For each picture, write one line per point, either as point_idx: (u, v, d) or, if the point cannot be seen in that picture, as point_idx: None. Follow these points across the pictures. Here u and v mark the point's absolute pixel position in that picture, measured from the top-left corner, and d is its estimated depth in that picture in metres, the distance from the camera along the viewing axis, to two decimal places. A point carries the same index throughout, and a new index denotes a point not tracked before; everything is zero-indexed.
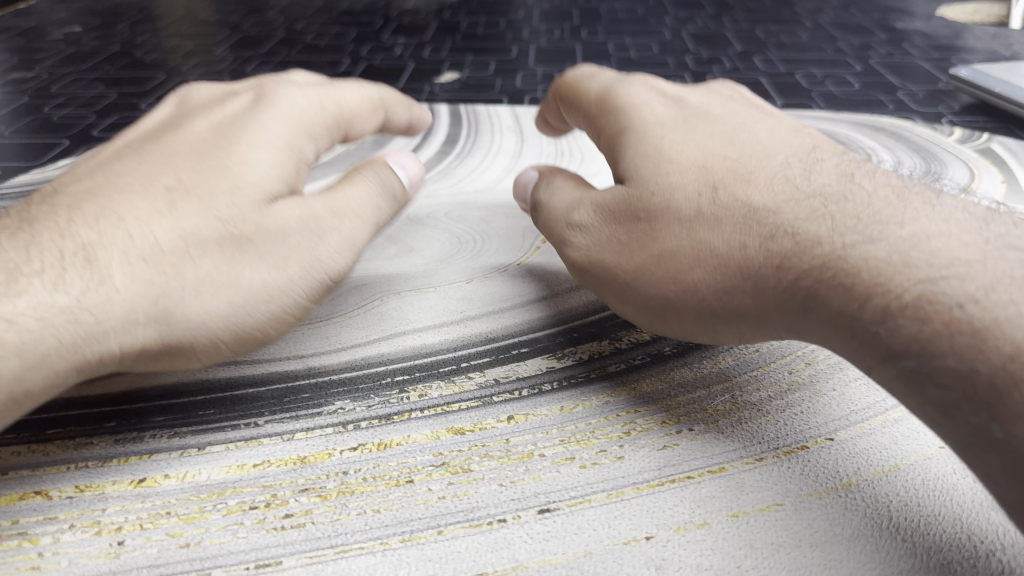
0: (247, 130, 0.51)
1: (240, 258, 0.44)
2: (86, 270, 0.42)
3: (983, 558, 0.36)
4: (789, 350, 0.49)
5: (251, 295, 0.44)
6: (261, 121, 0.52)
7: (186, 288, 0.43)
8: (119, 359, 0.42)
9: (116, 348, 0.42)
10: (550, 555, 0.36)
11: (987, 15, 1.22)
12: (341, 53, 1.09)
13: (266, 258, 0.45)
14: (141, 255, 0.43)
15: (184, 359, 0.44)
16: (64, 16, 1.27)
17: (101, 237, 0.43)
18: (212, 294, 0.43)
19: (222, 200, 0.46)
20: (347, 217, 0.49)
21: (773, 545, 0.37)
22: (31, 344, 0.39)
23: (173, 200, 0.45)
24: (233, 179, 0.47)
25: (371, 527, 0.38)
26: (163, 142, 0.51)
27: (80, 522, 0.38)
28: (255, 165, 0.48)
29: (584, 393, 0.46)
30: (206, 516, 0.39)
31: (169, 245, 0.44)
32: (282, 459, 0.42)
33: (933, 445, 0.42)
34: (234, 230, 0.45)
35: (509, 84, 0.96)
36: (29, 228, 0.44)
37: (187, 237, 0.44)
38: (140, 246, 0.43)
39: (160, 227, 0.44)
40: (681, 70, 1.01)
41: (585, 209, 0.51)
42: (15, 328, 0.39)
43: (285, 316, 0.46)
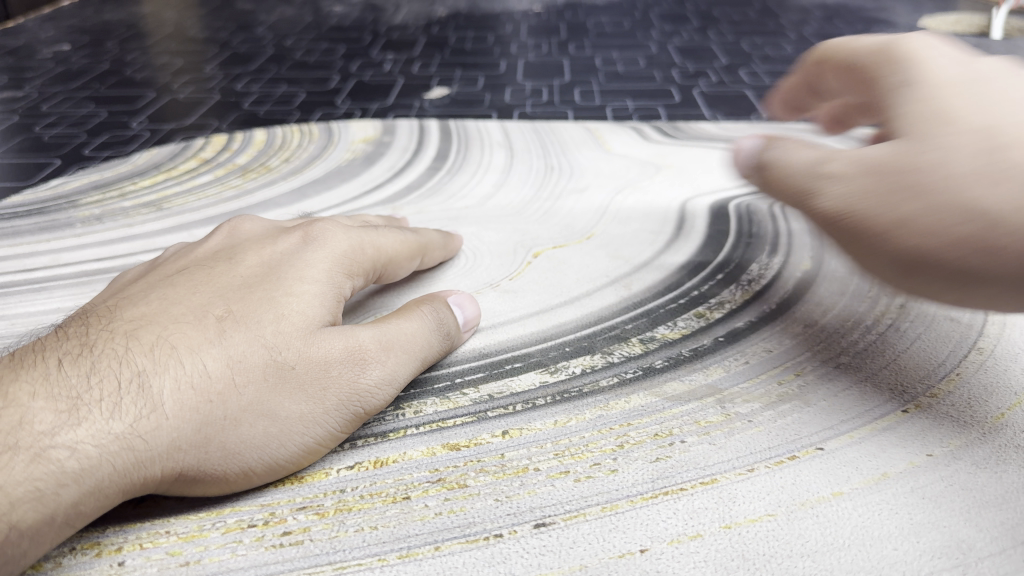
0: (294, 267, 0.47)
1: (283, 390, 0.40)
2: (138, 397, 0.38)
3: (971, 565, 0.37)
4: (779, 361, 0.50)
5: (287, 427, 0.41)
6: (307, 260, 0.48)
7: (228, 417, 0.39)
8: (158, 484, 0.38)
9: (158, 474, 0.37)
10: (546, 569, 0.37)
11: (968, 25, 1.24)
12: (331, 69, 1.09)
13: (307, 390, 0.41)
14: (187, 380, 0.39)
15: (215, 487, 0.40)
16: (52, 35, 1.27)
17: (156, 365, 0.39)
18: (251, 424, 0.39)
19: (270, 328, 0.42)
20: (393, 349, 0.45)
21: (765, 555, 0.37)
22: (89, 471, 0.36)
23: (223, 329, 0.42)
24: (284, 310, 0.43)
25: (369, 544, 0.38)
26: (213, 271, 0.47)
27: (81, 544, 0.38)
28: (306, 297, 0.45)
29: (577, 407, 0.47)
30: (205, 535, 0.39)
31: (216, 375, 0.40)
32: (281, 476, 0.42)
33: (920, 453, 0.43)
34: (279, 358, 0.41)
35: (498, 99, 0.97)
36: (89, 353, 0.40)
37: (234, 365, 0.40)
38: (188, 373, 0.39)
39: (209, 355, 0.40)
40: (668, 84, 1.02)
41: (755, 172, 0.52)
42: (77, 454, 0.35)
43: (319, 447, 0.42)
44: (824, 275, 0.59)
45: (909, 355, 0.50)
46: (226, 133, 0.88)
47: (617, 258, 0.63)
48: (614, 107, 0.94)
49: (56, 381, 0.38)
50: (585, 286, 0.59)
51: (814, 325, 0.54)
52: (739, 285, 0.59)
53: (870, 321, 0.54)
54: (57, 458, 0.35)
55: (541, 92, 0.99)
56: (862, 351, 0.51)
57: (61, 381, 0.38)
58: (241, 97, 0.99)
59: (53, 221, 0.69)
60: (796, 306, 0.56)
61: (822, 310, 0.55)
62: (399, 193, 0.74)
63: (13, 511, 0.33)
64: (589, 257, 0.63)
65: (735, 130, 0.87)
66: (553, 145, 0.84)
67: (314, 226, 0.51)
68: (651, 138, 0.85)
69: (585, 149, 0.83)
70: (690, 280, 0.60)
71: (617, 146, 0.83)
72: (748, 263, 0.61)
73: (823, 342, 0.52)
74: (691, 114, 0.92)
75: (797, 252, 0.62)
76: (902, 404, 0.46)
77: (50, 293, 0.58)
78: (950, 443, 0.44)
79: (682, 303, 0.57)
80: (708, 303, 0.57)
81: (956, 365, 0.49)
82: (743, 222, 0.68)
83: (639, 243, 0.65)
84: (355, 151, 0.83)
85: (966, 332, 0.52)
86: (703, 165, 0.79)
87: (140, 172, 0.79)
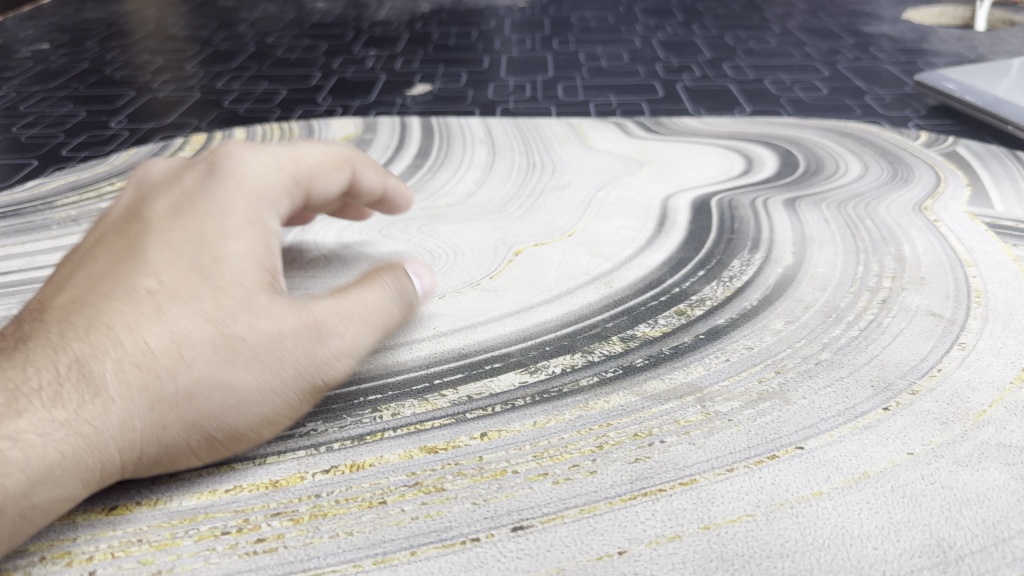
0: (219, 214, 0.44)
1: (236, 361, 0.40)
2: (80, 384, 0.38)
3: (951, 564, 0.36)
4: (759, 359, 0.50)
5: (242, 397, 0.40)
6: (226, 194, 0.46)
7: (176, 393, 0.39)
8: (115, 463, 0.38)
9: (113, 452, 0.38)
10: (523, 573, 0.37)
11: (952, 18, 1.23)
12: (313, 66, 1.08)
13: (260, 359, 0.40)
14: (129, 360, 0.39)
15: (179, 461, 0.40)
16: (31, 34, 1.26)
17: (96, 348, 0.39)
18: (203, 396, 0.39)
19: (213, 295, 0.41)
20: (351, 319, 0.44)
21: (744, 556, 0.37)
22: (35, 459, 0.36)
23: (164, 301, 0.40)
24: (225, 273, 0.42)
25: (343, 550, 0.38)
26: (146, 227, 0.44)
27: (51, 553, 0.38)
28: (246, 255, 0.43)
29: (556, 408, 0.47)
30: (177, 542, 0.38)
31: (160, 351, 0.39)
32: (238, 452, 0.43)
33: (901, 451, 0.43)
34: (226, 329, 0.40)
35: (481, 95, 0.97)
36: (30, 343, 0.39)
37: (178, 339, 0.39)
38: (130, 353, 0.39)
39: (151, 331, 0.39)
40: (652, 79, 1.01)
41: None
42: (18, 445, 0.35)
43: (282, 415, 0.42)
44: (806, 272, 0.59)
45: (891, 351, 0.50)
46: (205, 132, 0.87)
47: (598, 256, 0.62)
48: (597, 103, 0.94)
49: None
50: (566, 284, 0.59)
51: (794, 322, 0.53)
52: (720, 282, 0.58)
53: (851, 317, 0.53)
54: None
55: (524, 88, 0.98)
56: (843, 347, 0.51)
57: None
58: (221, 95, 0.98)
59: (29, 224, 0.69)
60: (777, 303, 0.55)
61: (803, 306, 0.55)
62: None
63: None
64: (570, 255, 0.62)
65: (717, 125, 0.87)
66: (536, 141, 0.83)
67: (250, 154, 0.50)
68: (634, 134, 0.84)
69: (567, 145, 0.82)
70: (672, 277, 0.59)
71: (600, 142, 0.83)
72: (729, 260, 0.61)
73: (804, 339, 0.51)
74: (674, 109, 0.92)
75: (779, 248, 0.62)
76: (883, 401, 0.46)
77: (25, 296, 0.58)
78: (931, 441, 0.43)
79: (663, 300, 0.56)
80: (688, 300, 0.56)
81: (937, 362, 0.49)
82: (725, 218, 0.67)
83: (620, 240, 0.64)
84: None
85: (948, 327, 0.52)
86: (685, 161, 0.78)
87: (118, 172, 0.78)
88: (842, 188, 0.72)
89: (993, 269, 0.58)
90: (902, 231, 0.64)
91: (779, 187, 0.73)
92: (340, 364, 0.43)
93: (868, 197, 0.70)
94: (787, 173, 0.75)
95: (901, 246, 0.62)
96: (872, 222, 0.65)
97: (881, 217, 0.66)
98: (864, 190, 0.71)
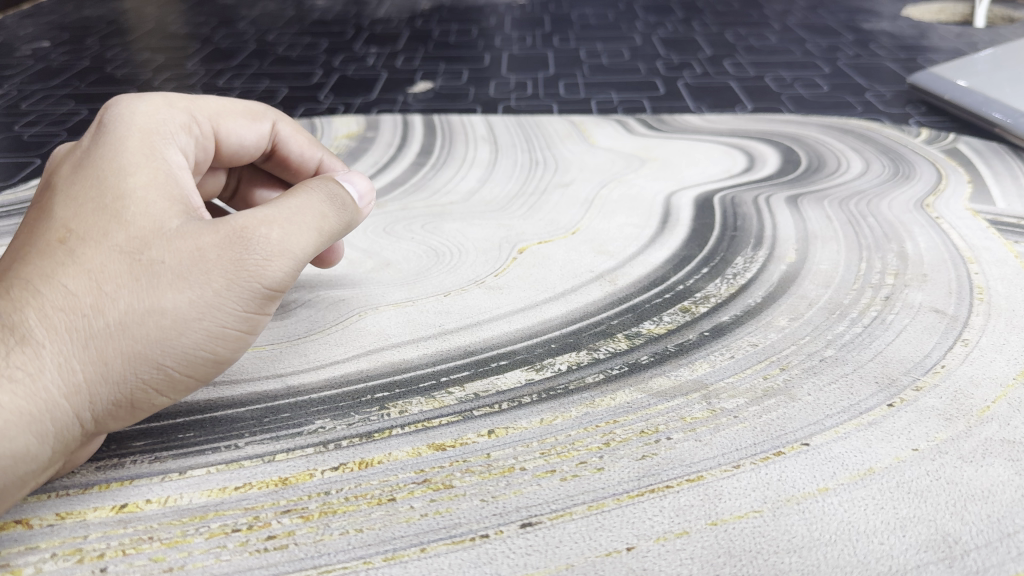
0: (116, 150, 0.42)
1: (158, 283, 0.39)
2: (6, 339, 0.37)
3: (957, 558, 0.37)
4: (764, 356, 0.50)
5: (181, 319, 0.39)
6: (122, 128, 0.43)
7: (107, 327, 0.38)
8: (65, 407, 0.38)
9: (61, 397, 0.37)
10: (532, 568, 0.37)
11: (952, 14, 1.24)
12: (314, 63, 1.09)
13: (190, 278, 0.39)
14: (52, 305, 0.38)
15: (134, 395, 0.40)
16: (32, 32, 1.26)
17: (14, 301, 0.38)
18: (137, 325, 0.38)
19: (125, 225, 0.39)
20: (276, 220, 0.41)
21: (751, 551, 0.37)
22: None
23: (79, 241, 0.39)
24: (137, 199, 0.40)
25: (353, 547, 0.38)
26: (56, 175, 0.42)
27: (62, 551, 0.38)
28: (158, 177, 0.41)
29: (563, 405, 0.47)
30: (188, 540, 0.39)
31: (82, 291, 0.38)
32: (201, 375, 0.42)
33: (906, 447, 0.43)
34: (144, 256, 0.39)
35: (482, 92, 0.97)
36: None
37: (96, 276, 0.38)
38: (52, 298, 0.38)
39: (66, 275, 0.38)
40: (653, 76, 1.01)
41: None
42: None
43: (234, 329, 0.41)
44: (809, 268, 0.59)
45: (895, 348, 0.50)
46: None
47: (602, 254, 0.62)
48: (598, 100, 0.94)
49: None
50: (570, 282, 0.59)
51: (798, 319, 0.53)
52: (723, 279, 0.58)
53: (855, 314, 0.54)
54: None
55: (525, 85, 0.99)
56: (847, 344, 0.51)
57: None
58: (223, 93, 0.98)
59: None
60: (780, 300, 0.55)
61: (807, 303, 0.55)
62: (382, 189, 0.74)
63: None
64: (574, 253, 0.63)
65: (719, 122, 0.87)
66: (538, 139, 0.83)
67: (198, 100, 0.49)
68: (635, 131, 0.85)
69: (569, 142, 0.82)
70: (676, 274, 0.59)
71: (602, 139, 0.83)
72: (733, 257, 0.61)
73: (808, 335, 0.52)
74: (675, 106, 0.92)
75: (782, 245, 0.62)
76: (888, 398, 0.46)
77: None
78: (935, 437, 0.44)
79: (667, 297, 0.57)
80: (693, 297, 0.57)
81: (941, 358, 0.49)
82: (728, 215, 0.68)
83: (623, 238, 0.65)
84: (338, 146, 0.83)
85: (950, 324, 0.52)
86: (687, 158, 0.78)
87: None
88: (844, 185, 0.72)
89: (995, 266, 0.59)
90: (904, 228, 0.64)
91: (781, 184, 0.73)
92: (275, 265, 0.41)
93: (870, 194, 0.70)
94: (789, 170, 0.76)
95: (904, 243, 0.62)
96: (874, 219, 0.66)
97: (883, 214, 0.67)
98: (865, 187, 0.72)
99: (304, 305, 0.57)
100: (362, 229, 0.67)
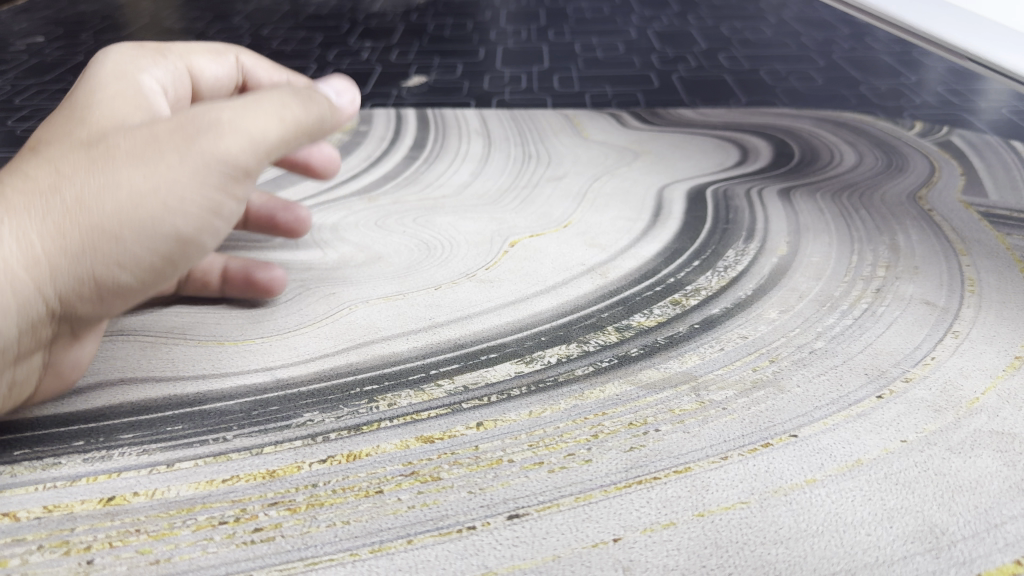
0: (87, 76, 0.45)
1: (112, 162, 0.39)
2: None
3: (944, 549, 0.37)
4: (754, 348, 0.50)
5: (139, 191, 0.39)
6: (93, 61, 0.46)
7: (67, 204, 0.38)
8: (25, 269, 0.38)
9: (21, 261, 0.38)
10: (519, 560, 0.37)
11: None
12: (308, 58, 1.08)
13: (145, 152, 0.39)
14: (14, 188, 0.39)
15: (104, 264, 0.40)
16: (26, 27, 1.25)
17: None
18: (95, 194, 0.39)
19: (83, 122, 0.41)
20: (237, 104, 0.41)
21: (738, 542, 0.37)
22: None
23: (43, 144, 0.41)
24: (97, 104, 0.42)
25: (340, 539, 0.38)
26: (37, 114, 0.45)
27: (49, 543, 0.38)
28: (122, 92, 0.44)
29: (552, 397, 0.47)
30: (175, 532, 0.39)
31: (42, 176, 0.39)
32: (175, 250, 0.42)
33: (894, 439, 0.43)
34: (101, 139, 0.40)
35: (476, 87, 0.97)
36: None
37: (57, 165, 0.39)
38: (14, 185, 0.39)
39: (28, 166, 0.40)
40: (648, 70, 1.01)
41: None
42: None
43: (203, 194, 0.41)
44: (801, 261, 0.59)
45: (885, 340, 0.50)
46: None
47: (594, 246, 0.62)
48: (593, 94, 0.94)
49: None
50: (561, 275, 0.59)
51: (788, 311, 0.53)
52: (714, 272, 0.58)
53: (845, 306, 0.54)
54: None
55: (520, 79, 0.98)
56: (837, 336, 0.51)
57: None
58: None
59: None
60: (771, 292, 0.55)
61: (797, 295, 0.55)
62: (375, 183, 0.74)
63: None
64: (565, 246, 0.62)
65: (712, 116, 0.87)
66: (531, 132, 0.83)
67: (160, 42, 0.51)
68: (629, 125, 0.84)
69: (563, 136, 0.82)
70: (667, 267, 0.59)
71: (596, 133, 0.83)
72: (724, 250, 0.61)
73: (798, 328, 0.52)
74: (670, 100, 0.92)
75: (773, 238, 0.62)
76: (877, 389, 0.46)
77: None
78: (924, 428, 0.43)
79: (658, 290, 0.57)
80: (684, 290, 0.56)
81: (931, 350, 0.49)
82: (720, 208, 0.68)
83: (615, 231, 0.64)
84: (331, 141, 0.83)
85: (941, 316, 0.52)
86: (680, 152, 0.78)
87: None
88: (837, 178, 0.72)
89: (986, 258, 0.59)
90: (896, 220, 0.64)
91: (774, 177, 0.73)
92: (228, 139, 0.40)
93: (863, 186, 0.70)
94: (782, 163, 0.76)
95: (896, 236, 0.62)
96: (866, 211, 0.66)
97: (875, 206, 0.67)
98: (858, 180, 0.72)
99: (294, 298, 0.57)
100: (354, 223, 0.67)
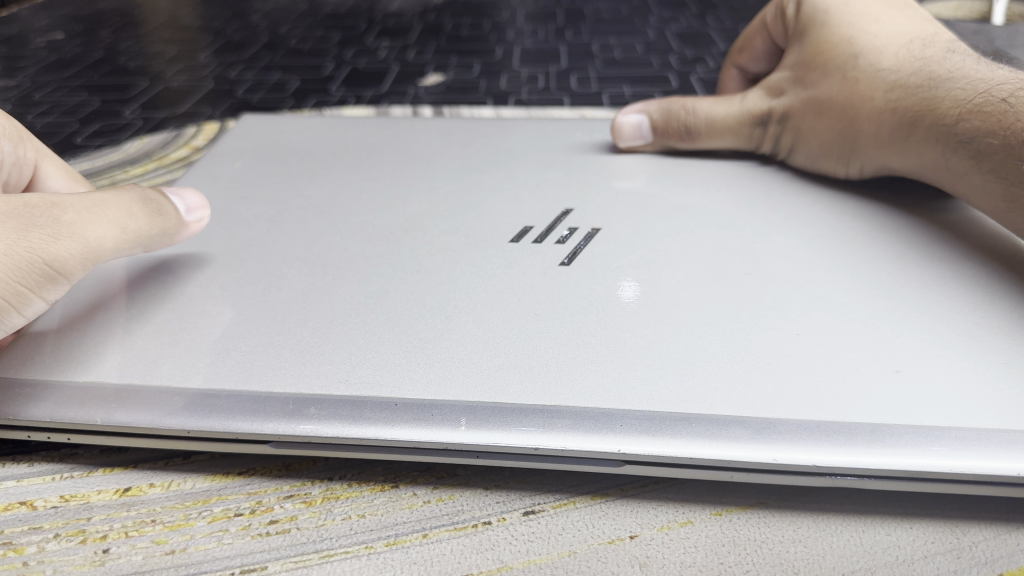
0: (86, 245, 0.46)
1: (113, 211, 0.47)
2: (54, 230, 0.44)
3: (965, 549, 0.36)
4: None
5: (135, 211, 0.49)
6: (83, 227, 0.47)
7: (91, 231, 0.46)
8: (89, 230, 0.46)
9: (89, 232, 0.46)
10: (535, 555, 0.37)
11: (968, 11, 1.06)
12: (326, 56, 1.09)
13: (117, 225, 0.47)
14: (72, 237, 0.45)
15: (91, 237, 0.46)
16: (45, 23, 1.23)
17: (52, 236, 0.44)
18: (107, 215, 0.47)
19: (86, 234, 0.46)
20: (145, 240, 0.50)
21: (756, 540, 0.37)
22: (77, 227, 0.45)
23: (66, 237, 0.45)
24: (90, 239, 0.46)
25: (355, 532, 0.38)
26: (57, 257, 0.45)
27: (65, 532, 0.38)
28: (101, 246, 0.47)
29: None
30: (191, 523, 0.39)
31: (79, 246, 0.45)
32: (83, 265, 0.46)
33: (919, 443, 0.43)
34: (96, 246, 0.46)
35: (494, 86, 0.96)
36: (31, 234, 0.44)
37: (91, 237, 0.46)
38: (82, 237, 0.45)
39: (84, 231, 0.46)
40: (666, 71, 1.01)
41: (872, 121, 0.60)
42: (74, 220, 0.45)
43: (150, 234, 0.50)
44: None
45: None
46: (218, 122, 0.88)
47: None
48: (611, 93, 0.93)
49: (25, 239, 0.43)
50: None
51: None
52: None
53: None
54: (54, 217, 0.45)
55: (537, 79, 0.98)
56: None
57: (25, 237, 0.43)
58: (234, 86, 0.98)
59: None
60: None
61: None
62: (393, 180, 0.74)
63: (71, 233, 0.45)
64: None
65: None
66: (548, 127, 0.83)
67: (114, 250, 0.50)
68: None
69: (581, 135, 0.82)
70: None
71: None
72: None
73: None
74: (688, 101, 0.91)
75: None
76: None
77: None
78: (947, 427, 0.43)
79: None
80: None
81: None
82: None
83: None
84: None
85: None
86: None
87: (132, 160, 0.79)
88: None
89: None
90: None
91: None
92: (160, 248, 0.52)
93: None
94: None
95: None
96: None
97: None
98: None
99: None
100: None
